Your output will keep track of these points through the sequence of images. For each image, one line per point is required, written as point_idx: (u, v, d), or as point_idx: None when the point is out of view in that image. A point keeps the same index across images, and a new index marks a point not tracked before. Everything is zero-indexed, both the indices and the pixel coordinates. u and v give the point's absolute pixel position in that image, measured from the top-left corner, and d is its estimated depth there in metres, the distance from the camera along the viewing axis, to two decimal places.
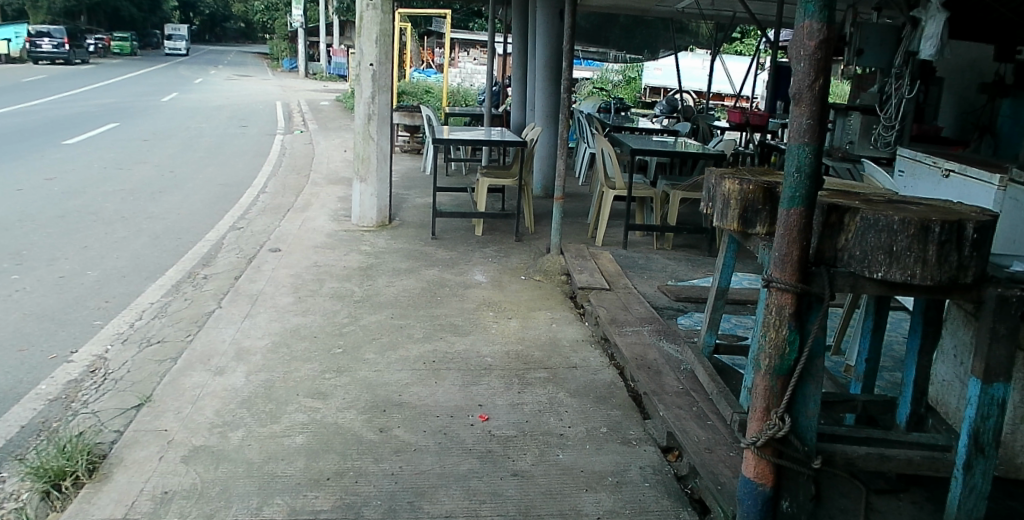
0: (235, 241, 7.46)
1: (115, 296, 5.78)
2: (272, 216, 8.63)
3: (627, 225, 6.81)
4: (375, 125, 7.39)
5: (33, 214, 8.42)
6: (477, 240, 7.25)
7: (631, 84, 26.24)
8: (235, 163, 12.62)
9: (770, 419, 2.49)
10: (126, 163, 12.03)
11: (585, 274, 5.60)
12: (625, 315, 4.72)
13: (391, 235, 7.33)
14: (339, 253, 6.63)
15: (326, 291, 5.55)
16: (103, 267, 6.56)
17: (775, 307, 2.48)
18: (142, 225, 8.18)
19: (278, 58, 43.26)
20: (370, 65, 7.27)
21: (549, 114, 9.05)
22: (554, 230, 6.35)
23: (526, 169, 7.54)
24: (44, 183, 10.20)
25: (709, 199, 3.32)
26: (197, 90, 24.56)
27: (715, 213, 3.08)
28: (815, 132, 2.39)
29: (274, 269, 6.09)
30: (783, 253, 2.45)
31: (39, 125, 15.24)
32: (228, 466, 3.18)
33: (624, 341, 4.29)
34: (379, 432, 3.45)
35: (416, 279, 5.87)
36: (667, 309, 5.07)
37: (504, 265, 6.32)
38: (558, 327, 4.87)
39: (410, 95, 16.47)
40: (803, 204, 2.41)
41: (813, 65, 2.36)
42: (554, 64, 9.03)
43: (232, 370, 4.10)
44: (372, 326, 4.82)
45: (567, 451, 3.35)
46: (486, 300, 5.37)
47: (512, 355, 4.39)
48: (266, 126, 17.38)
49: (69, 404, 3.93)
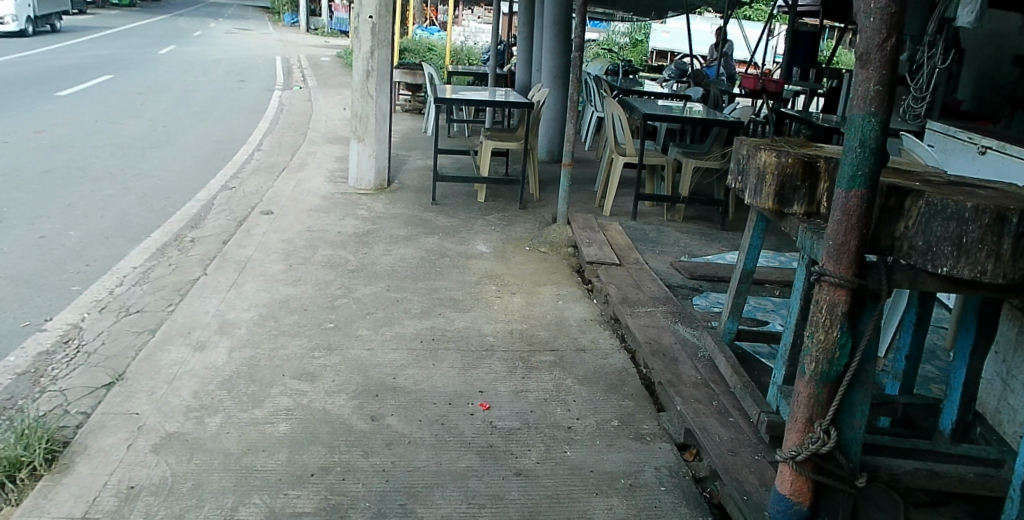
0: (226, 201, 7.15)
1: (96, 259, 5.48)
2: (266, 176, 8.27)
3: (637, 194, 6.49)
4: (374, 82, 7.03)
5: (19, 168, 8.13)
6: (479, 206, 6.92)
7: (638, 47, 25.85)
8: (231, 120, 12.26)
9: (813, 432, 2.15)
10: (119, 117, 11.68)
11: (593, 247, 5.25)
12: (636, 293, 4.40)
13: (389, 199, 7.02)
14: (335, 218, 6.32)
15: (319, 259, 5.24)
16: (86, 227, 6.24)
17: (825, 304, 2.13)
18: (130, 182, 7.86)
19: (280, 13, 42.33)
20: (369, 18, 6.89)
21: (556, 74, 8.70)
22: (561, 197, 5.92)
23: (532, 133, 7.20)
24: (32, 136, 9.89)
25: (738, 172, 3.03)
26: (196, 42, 24.00)
27: (747, 189, 2.88)
28: (882, 100, 2.02)
29: (265, 233, 5.78)
30: (840, 242, 2.08)
31: (29, 77, 14.75)
32: (203, 457, 2.89)
33: (637, 323, 4.01)
34: (370, 421, 3.16)
35: (414, 248, 5.56)
36: (681, 288, 4.69)
37: (508, 235, 5.99)
38: (564, 304, 4.57)
39: (412, 53, 16.04)
40: (866, 185, 2.05)
41: (885, 21, 1.99)
42: (564, 23, 8.60)
43: (213, 345, 3.81)
44: (367, 299, 4.52)
45: (575, 447, 3.06)
46: (488, 272, 5.08)
47: (517, 335, 4.09)
48: (264, 82, 16.90)
49: (36, 380, 3.64)
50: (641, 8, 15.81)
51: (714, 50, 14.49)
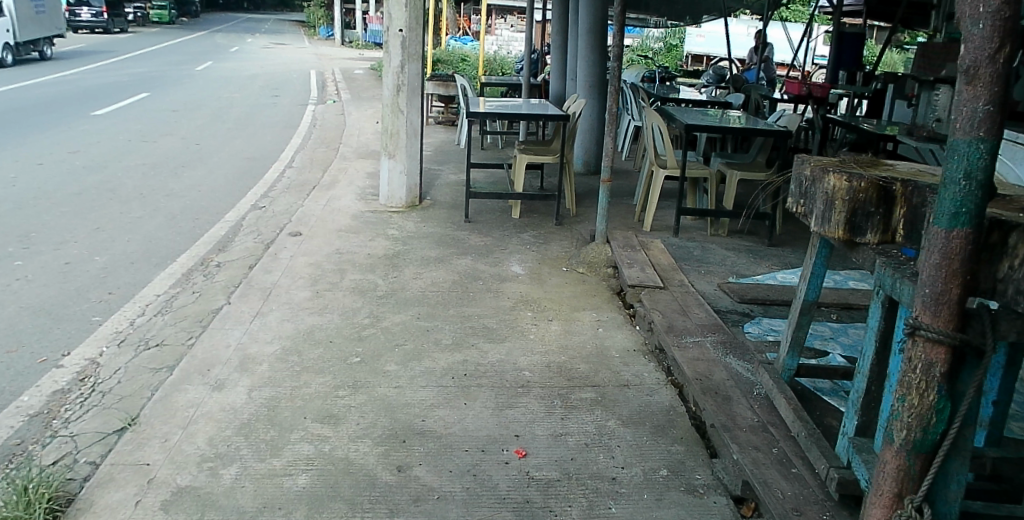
0: (255, 222, 6.98)
1: (120, 287, 5.32)
2: (296, 194, 8.10)
3: (679, 208, 6.17)
4: (405, 97, 6.81)
5: (50, 191, 8.05)
6: (513, 224, 6.66)
7: (673, 53, 25.40)
8: (264, 136, 12.16)
9: (903, 508, 1.90)
10: (152, 136, 11.63)
11: (634, 268, 4.95)
12: (683, 321, 4.10)
13: (421, 217, 6.80)
14: (364, 238, 6.10)
15: (347, 284, 5.00)
16: (112, 252, 6.09)
17: (921, 363, 1.88)
18: (159, 203, 7.74)
19: (315, 27, 42.55)
20: (398, 31, 6.67)
21: (592, 83, 8.42)
22: (599, 215, 5.61)
23: (568, 146, 6.93)
24: (66, 156, 9.87)
25: (803, 194, 2.81)
26: (231, 59, 24.09)
27: (814, 215, 2.67)
28: (992, 123, 1.76)
29: (292, 257, 5.57)
30: (940, 292, 1.83)
31: (65, 97, 14.80)
32: (214, 516, 2.66)
33: (685, 355, 3.71)
34: (396, 472, 2.92)
35: (446, 270, 5.30)
36: (730, 313, 4.38)
37: (543, 254, 5.73)
38: (605, 332, 4.28)
39: (445, 64, 15.88)
40: (969, 224, 1.81)
41: (996, 30, 1.73)
42: (600, 30, 8.33)
43: (232, 384, 3.59)
44: (395, 329, 4.27)
45: (621, 503, 2.79)
46: (523, 296, 4.81)
47: (554, 367, 3.82)
48: (297, 97, 16.83)
49: (49, 423, 3.45)
50: (677, 15, 15.44)
51: (754, 54, 14.11)
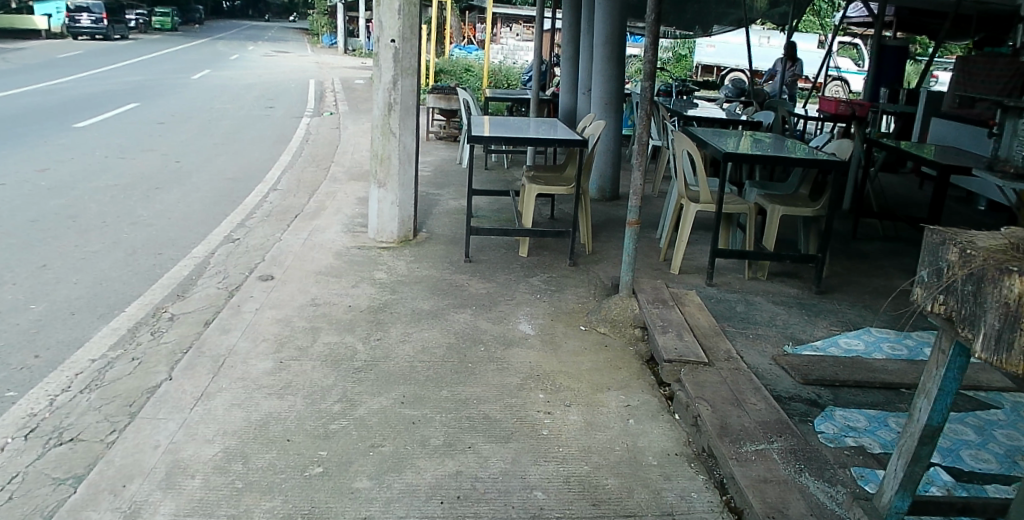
0: (225, 259, 6.13)
1: (50, 346, 4.46)
2: (276, 224, 7.24)
3: (714, 250, 5.27)
4: (397, 118, 5.95)
5: (3, 217, 7.20)
6: (521, 264, 5.78)
7: (682, 63, 24.73)
8: (252, 152, 11.34)
9: None
10: (132, 151, 10.81)
11: (669, 333, 4.05)
12: (739, 417, 3.21)
13: (414, 255, 5.93)
14: (346, 283, 5.24)
15: (319, 350, 4.12)
16: (53, 299, 5.22)
17: None
18: (122, 234, 6.88)
19: (318, 34, 41.94)
20: (391, 42, 5.83)
21: (608, 101, 7.52)
22: (624, 263, 4.71)
23: (584, 174, 6.03)
24: (33, 175, 9.03)
25: (947, 292, 1.98)
26: (231, 67, 23.38)
27: (981, 332, 1.87)
28: None
29: (258, 310, 4.70)
30: None
31: (48, 107, 14.01)
32: None
33: (748, 474, 2.82)
34: None
35: (440, 330, 4.43)
36: (794, 403, 3.49)
37: (557, 307, 4.85)
38: (637, 425, 3.38)
39: (448, 75, 15.11)
40: None
41: None
42: (618, 42, 7.44)
43: (149, 513, 2.75)
44: (373, 420, 3.39)
45: None
46: (534, 369, 3.92)
47: (575, 483, 2.94)
48: (293, 108, 16.03)
49: None
50: (685, 23, 14.67)
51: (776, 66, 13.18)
